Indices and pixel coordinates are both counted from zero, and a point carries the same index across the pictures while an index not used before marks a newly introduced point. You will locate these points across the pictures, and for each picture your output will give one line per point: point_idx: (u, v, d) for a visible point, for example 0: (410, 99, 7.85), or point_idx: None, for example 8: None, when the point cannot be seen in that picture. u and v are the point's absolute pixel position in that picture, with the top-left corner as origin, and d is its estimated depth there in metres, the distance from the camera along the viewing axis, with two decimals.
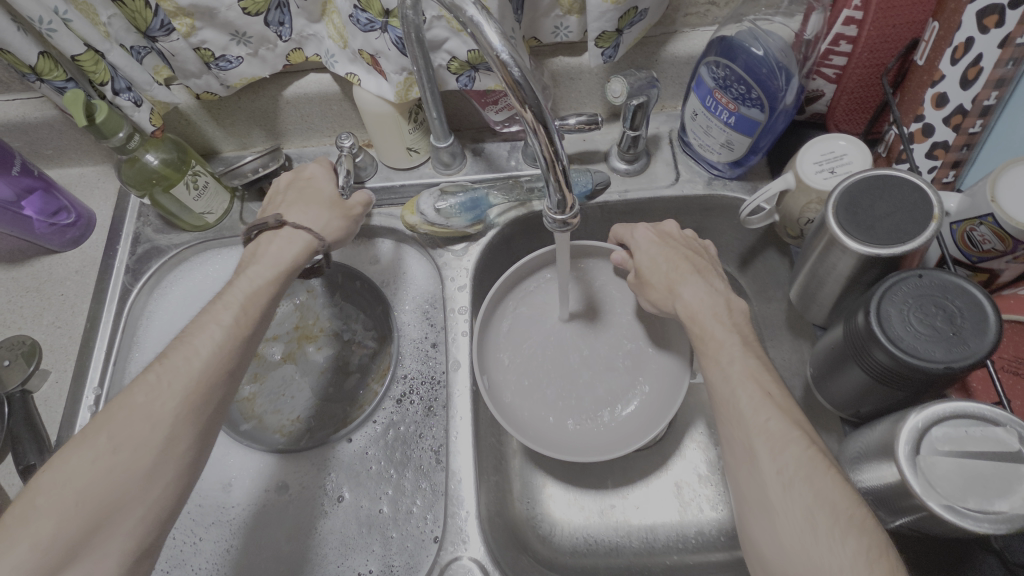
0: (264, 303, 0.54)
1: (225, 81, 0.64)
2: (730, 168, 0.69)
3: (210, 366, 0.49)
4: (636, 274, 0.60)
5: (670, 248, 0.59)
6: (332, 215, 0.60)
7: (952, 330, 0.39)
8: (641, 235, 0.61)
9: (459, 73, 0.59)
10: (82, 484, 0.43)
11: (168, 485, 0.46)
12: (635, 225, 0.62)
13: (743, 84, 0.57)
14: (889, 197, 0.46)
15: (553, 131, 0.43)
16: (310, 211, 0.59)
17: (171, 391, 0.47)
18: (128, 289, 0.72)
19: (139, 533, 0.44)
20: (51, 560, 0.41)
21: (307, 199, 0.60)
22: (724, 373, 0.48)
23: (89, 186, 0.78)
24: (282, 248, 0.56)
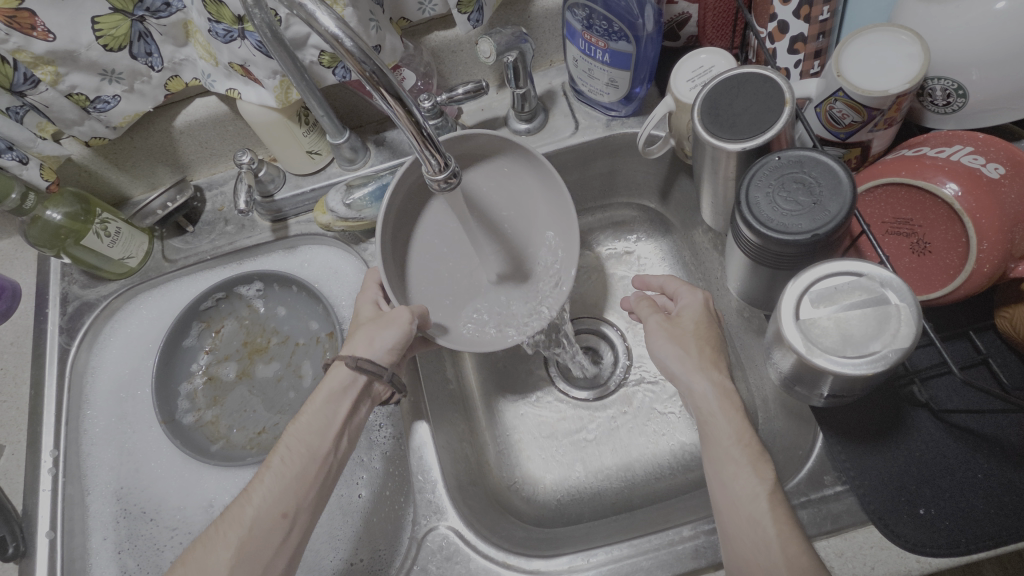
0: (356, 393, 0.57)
1: (109, 123, 0.64)
2: (623, 106, 0.71)
3: (341, 378, 0.56)
4: (670, 317, 0.58)
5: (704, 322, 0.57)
6: (376, 330, 0.58)
7: (813, 200, 0.42)
8: (682, 299, 0.59)
9: (333, 66, 0.60)
10: (277, 488, 0.51)
11: (329, 467, 0.54)
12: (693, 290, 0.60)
13: (604, 20, 0.59)
14: (746, 94, 0.48)
15: (410, 103, 0.44)
16: (358, 339, 0.58)
17: (316, 404, 0.55)
18: (65, 349, 0.72)
19: (318, 500, 0.53)
20: (280, 526, 0.50)
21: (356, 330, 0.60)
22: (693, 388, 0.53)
23: (8, 258, 0.78)
24: (346, 374, 0.57)
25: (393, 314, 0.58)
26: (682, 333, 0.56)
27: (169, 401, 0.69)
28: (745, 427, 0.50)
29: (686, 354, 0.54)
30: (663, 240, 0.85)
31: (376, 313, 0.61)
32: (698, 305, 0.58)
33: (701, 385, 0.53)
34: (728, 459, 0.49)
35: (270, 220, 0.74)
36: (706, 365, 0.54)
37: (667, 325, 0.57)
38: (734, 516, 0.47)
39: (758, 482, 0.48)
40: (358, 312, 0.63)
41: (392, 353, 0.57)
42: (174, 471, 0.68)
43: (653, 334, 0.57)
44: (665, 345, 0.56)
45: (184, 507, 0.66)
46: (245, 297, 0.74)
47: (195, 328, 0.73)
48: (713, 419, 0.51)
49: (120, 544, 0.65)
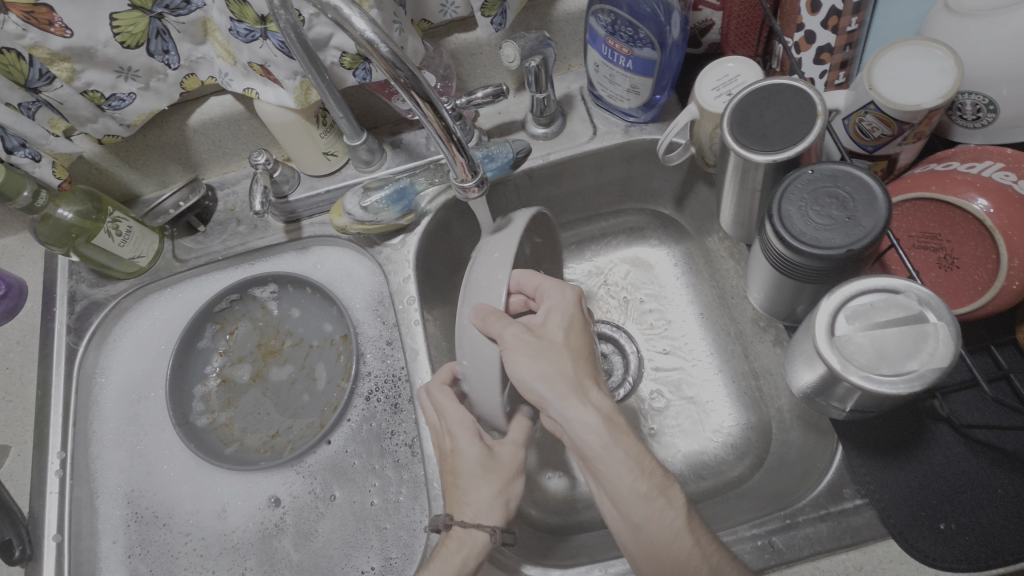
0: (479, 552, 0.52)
1: (123, 120, 0.63)
2: (643, 112, 0.70)
3: (470, 547, 0.52)
4: (534, 330, 0.49)
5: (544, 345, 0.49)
6: (501, 483, 0.54)
7: (847, 215, 0.42)
8: (557, 298, 0.52)
9: (354, 67, 0.59)
10: None
11: None
12: (546, 285, 0.53)
13: (629, 26, 0.59)
14: (776, 105, 0.48)
15: (439, 105, 0.44)
16: (482, 496, 0.53)
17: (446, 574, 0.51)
18: (73, 348, 0.71)
19: None
20: None
21: (477, 475, 0.54)
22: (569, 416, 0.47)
23: (14, 255, 0.77)
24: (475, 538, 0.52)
25: (507, 458, 0.55)
26: (548, 352, 0.49)
27: (183, 404, 0.69)
28: (639, 449, 0.48)
29: (555, 374, 0.48)
30: (676, 246, 0.84)
31: (487, 455, 0.54)
32: (570, 308, 0.51)
33: (583, 414, 0.47)
34: (636, 495, 0.47)
35: (284, 221, 0.73)
36: (580, 387, 0.48)
37: (538, 346, 0.49)
38: (650, 551, 0.47)
39: (671, 514, 0.47)
40: (460, 447, 0.55)
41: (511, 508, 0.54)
42: (185, 474, 0.67)
43: (515, 351, 0.48)
44: (529, 368, 0.48)
45: (197, 512, 0.65)
46: (259, 298, 0.74)
47: (209, 329, 0.73)
48: (606, 453, 0.47)
49: (130, 548, 0.65)
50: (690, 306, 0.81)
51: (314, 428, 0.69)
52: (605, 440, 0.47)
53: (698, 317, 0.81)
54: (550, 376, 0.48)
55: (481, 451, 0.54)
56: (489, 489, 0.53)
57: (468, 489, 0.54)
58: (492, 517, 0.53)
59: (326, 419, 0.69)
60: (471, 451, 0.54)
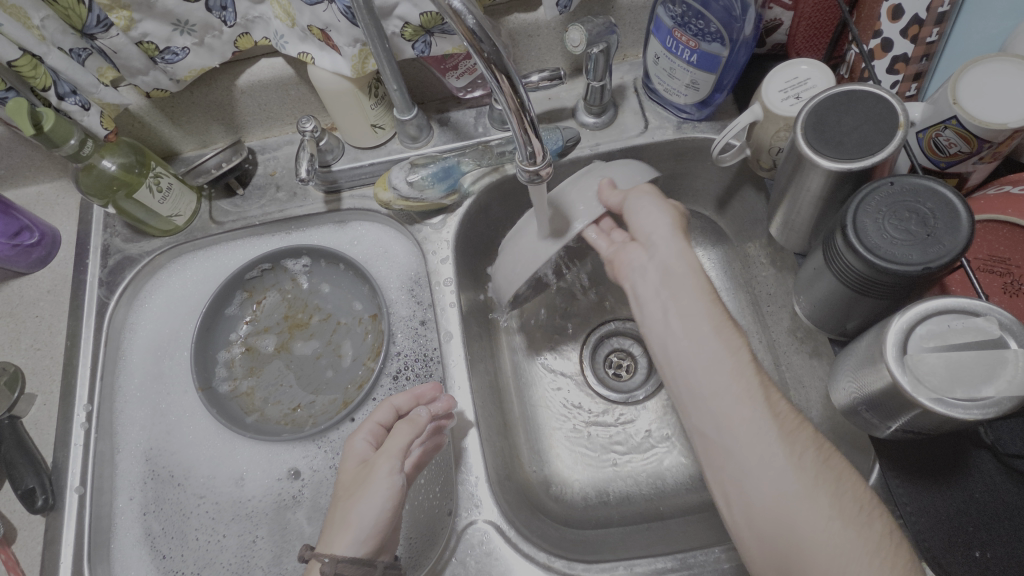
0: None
1: (174, 76, 0.62)
2: (698, 109, 0.69)
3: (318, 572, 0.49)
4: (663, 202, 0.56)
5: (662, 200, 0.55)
6: (366, 492, 0.51)
7: (927, 232, 0.40)
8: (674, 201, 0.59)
9: (414, 39, 0.58)
10: None
11: None
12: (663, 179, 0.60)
13: (701, 19, 0.58)
14: (856, 112, 0.47)
15: (518, 82, 0.42)
16: (345, 507, 0.51)
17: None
18: (104, 302, 0.70)
19: None
20: None
21: (353, 485, 0.53)
22: (662, 243, 0.52)
23: (50, 203, 0.76)
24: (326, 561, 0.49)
25: (377, 465, 0.53)
26: (665, 203, 0.55)
27: (208, 368, 0.69)
28: (713, 292, 0.49)
29: (666, 221, 0.53)
30: (712, 249, 0.83)
31: (359, 464, 0.55)
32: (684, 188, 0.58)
33: (674, 253, 0.51)
34: (704, 317, 0.48)
35: (323, 191, 0.72)
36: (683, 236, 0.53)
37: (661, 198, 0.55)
38: (705, 382, 0.46)
39: (736, 342, 0.47)
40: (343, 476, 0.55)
41: (375, 530, 0.50)
42: (207, 438, 0.67)
43: (645, 195, 0.55)
44: (642, 203, 0.54)
45: (214, 476, 0.65)
46: (290, 270, 0.73)
47: (238, 296, 0.72)
48: (670, 274, 0.51)
49: (146, 505, 0.64)
50: None
51: (337, 405, 0.69)
52: (676, 277, 0.50)
53: None
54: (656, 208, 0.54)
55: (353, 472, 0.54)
56: (348, 506, 0.51)
57: (335, 511, 0.52)
58: (347, 542, 0.50)
59: (351, 397, 0.68)
60: (347, 464, 0.55)
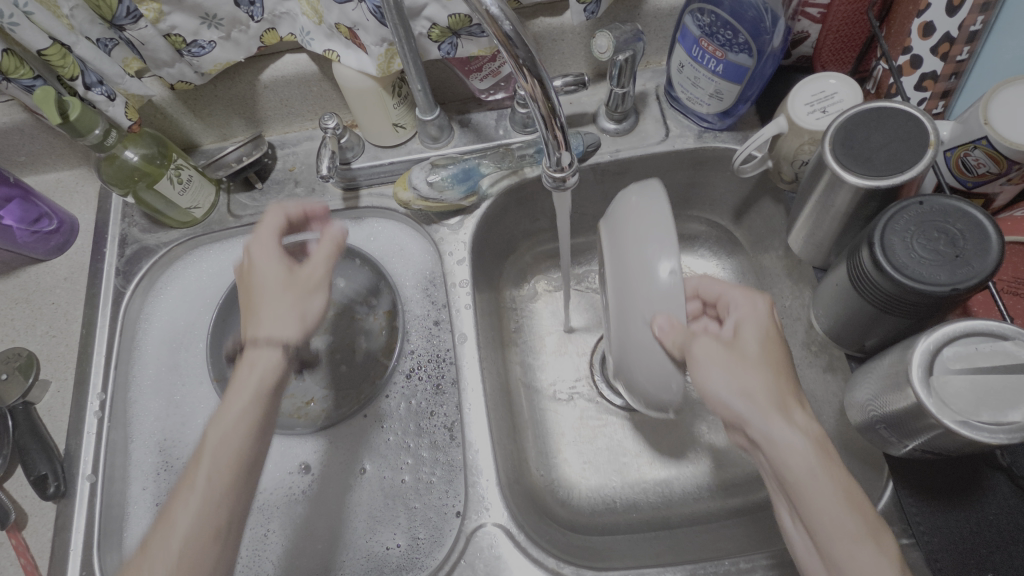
0: (274, 376, 0.50)
1: (199, 69, 0.62)
2: (720, 119, 0.69)
3: (243, 442, 0.48)
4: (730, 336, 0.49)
5: (739, 358, 0.46)
6: (290, 299, 0.52)
7: (956, 253, 0.40)
8: (760, 309, 0.50)
9: (441, 40, 0.58)
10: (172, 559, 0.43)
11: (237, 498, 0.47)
12: (737, 299, 0.51)
13: (729, 29, 0.57)
14: (885, 129, 0.47)
15: (549, 88, 0.42)
16: (279, 316, 0.52)
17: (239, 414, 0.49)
18: (120, 291, 0.70)
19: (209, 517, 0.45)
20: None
21: (275, 280, 0.53)
22: (771, 430, 0.43)
23: (69, 191, 0.77)
24: (268, 360, 0.50)
25: (307, 270, 0.54)
26: (746, 362, 0.46)
27: (223, 360, 0.69)
28: (850, 486, 0.41)
29: (754, 388, 0.45)
30: (727, 259, 0.83)
31: (285, 271, 0.53)
32: (760, 313, 0.50)
33: (788, 433, 0.43)
34: (845, 528, 0.40)
35: (342, 188, 0.72)
36: (783, 405, 0.44)
37: (729, 357, 0.46)
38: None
39: (886, 560, 0.39)
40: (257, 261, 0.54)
41: (309, 323, 0.53)
42: None
43: (711, 361, 0.46)
44: (725, 379, 0.45)
45: None
46: None
47: None
48: (782, 456, 0.42)
49: (157, 496, 0.65)
50: None
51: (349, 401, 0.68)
52: (795, 468, 0.42)
53: None
54: (736, 369, 0.45)
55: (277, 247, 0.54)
56: (269, 333, 0.51)
57: (255, 300, 0.53)
58: (284, 326, 0.51)
59: (363, 393, 0.68)
60: (268, 266, 0.53)
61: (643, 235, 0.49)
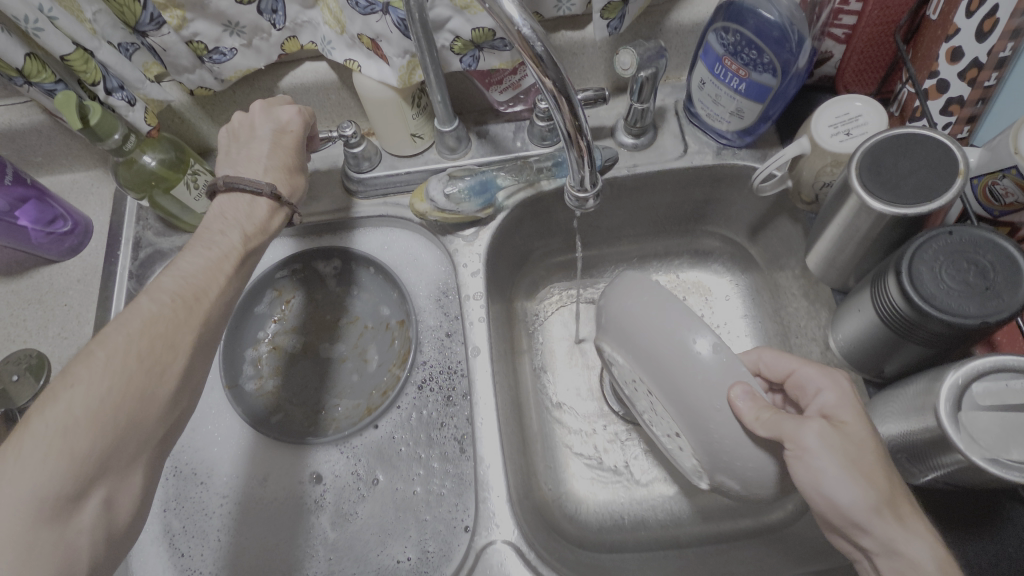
0: (253, 253, 0.57)
1: (219, 75, 0.62)
2: (739, 137, 0.68)
3: (216, 308, 0.52)
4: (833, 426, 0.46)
5: (856, 461, 0.43)
6: (281, 172, 0.60)
7: (986, 286, 0.41)
8: (836, 380, 0.48)
9: (463, 53, 0.57)
10: (100, 395, 0.43)
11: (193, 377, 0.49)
12: (828, 381, 0.49)
13: (754, 49, 0.57)
14: (913, 155, 0.46)
15: (576, 104, 0.42)
16: (264, 166, 0.60)
17: (198, 296, 0.51)
18: (133, 295, 0.70)
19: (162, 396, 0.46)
20: (114, 425, 0.43)
21: (267, 144, 0.60)
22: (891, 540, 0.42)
23: (84, 192, 0.77)
24: (256, 201, 0.59)
25: (295, 145, 0.62)
26: (862, 462, 0.43)
27: (234, 365, 0.69)
28: None
29: (874, 495, 0.42)
30: (741, 275, 0.83)
31: (281, 139, 0.61)
32: (856, 400, 0.47)
33: (913, 546, 0.41)
34: None
35: (354, 197, 0.72)
36: (900, 514, 0.42)
37: (845, 458, 0.44)
38: None
39: None
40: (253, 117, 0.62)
41: (294, 186, 0.61)
42: (232, 436, 0.67)
43: (827, 463, 0.43)
44: (847, 486, 0.43)
45: (238, 475, 0.66)
46: (321, 272, 0.74)
47: (268, 295, 0.73)
48: (907, 566, 0.41)
49: (166, 502, 0.64)
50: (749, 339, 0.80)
51: (361, 410, 0.68)
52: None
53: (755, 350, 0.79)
54: (858, 476, 0.43)
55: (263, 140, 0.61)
56: (240, 228, 0.57)
57: (246, 151, 0.60)
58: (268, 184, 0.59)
59: (374, 403, 0.68)
60: (261, 129, 0.61)
61: (668, 330, 0.48)
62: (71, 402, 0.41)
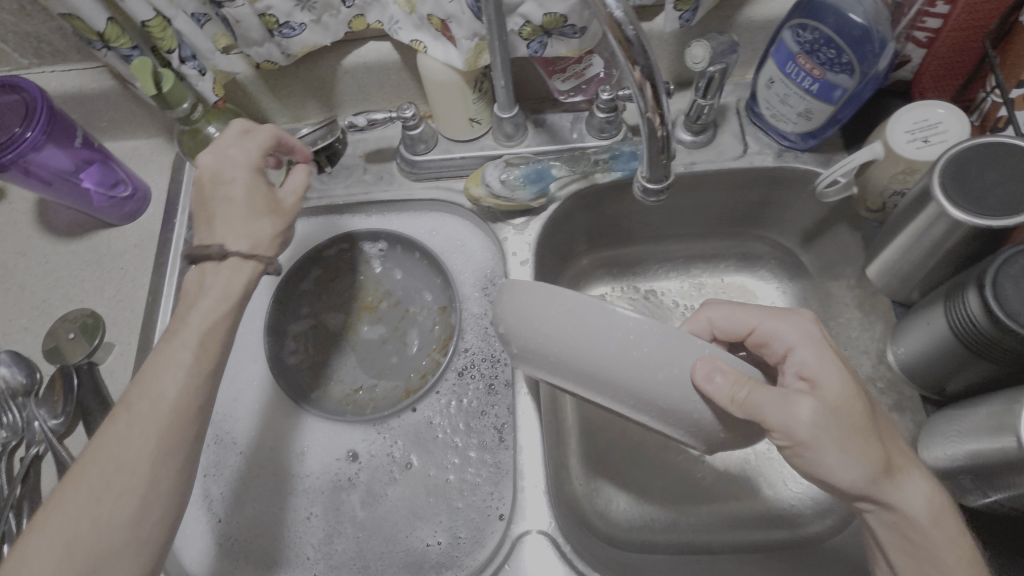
0: (223, 338, 0.51)
1: (286, 50, 0.63)
2: (803, 139, 0.67)
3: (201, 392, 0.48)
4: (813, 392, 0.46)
5: (846, 430, 0.44)
6: (267, 223, 0.55)
7: None
8: (797, 336, 0.49)
9: (531, 39, 0.57)
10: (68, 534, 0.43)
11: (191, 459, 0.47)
12: (799, 340, 0.49)
13: (833, 48, 0.56)
14: (1002, 167, 0.45)
15: (660, 90, 0.41)
16: (244, 227, 0.54)
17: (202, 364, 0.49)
18: (186, 264, 0.72)
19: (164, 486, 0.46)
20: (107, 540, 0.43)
21: (249, 197, 0.54)
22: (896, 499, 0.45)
23: (144, 159, 0.78)
24: (237, 283, 0.53)
25: (285, 204, 0.56)
26: (852, 427, 0.44)
27: (278, 340, 0.70)
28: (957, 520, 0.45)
29: (869, 459, 0.44)
30: (789, 283, 0.81)
31: (271, 197, 0.56)
32: (832, 353, 0.48)
33: (910, 494, 0.45)
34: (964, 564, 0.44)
35: (407, 178, 0.73)
36: (893, 469, 0.45)
37: (838, 428, 0.44)
38: None
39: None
40: (224, 149, 0.56)
41: (279, 244, 0.56)
42: (272, 408, 0.68)
43: (819, 440, 0.44)
44: (842, 459, 0.44)
45: (276, 447, 0.66)
46: (367, 252, 0.74)
47: (314, 272, 0.73)
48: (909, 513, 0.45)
49: (206, 468, 0.66)
50: None
51: (399, 392, 0.69)
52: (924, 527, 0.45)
53: None
54: (851, 448, 0.44)
55: (243, 164, 0.56)
56: (204, 309, 0.51)
57: (214, 208, 0.54)
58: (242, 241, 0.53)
59: (413, 385, 0.68)
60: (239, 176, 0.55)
61: (598, 330, 0.43)
62: (83, 496, 0.43)
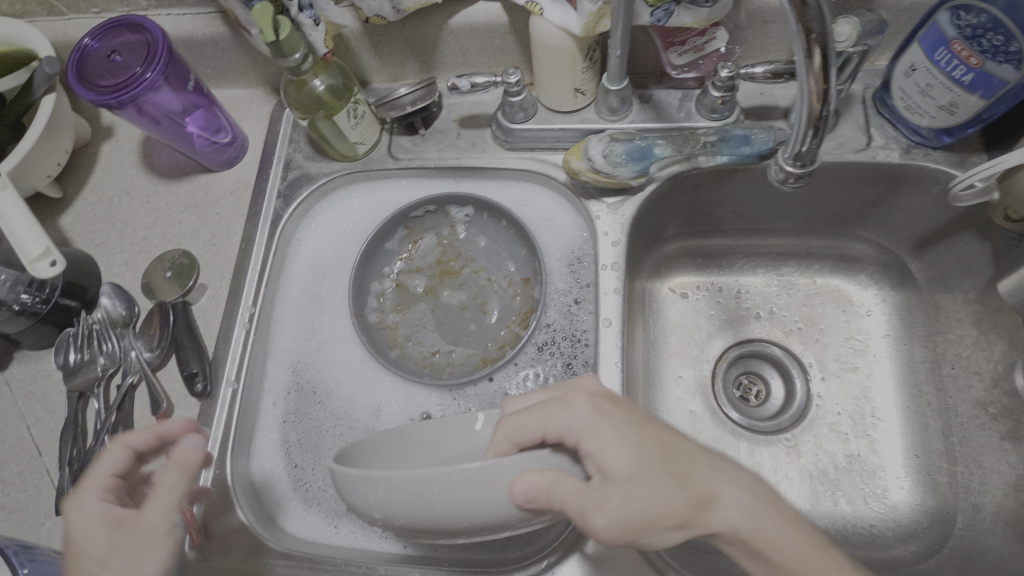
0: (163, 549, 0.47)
1: (397, 5, 0.61)
2: (937, 136, 0.61)
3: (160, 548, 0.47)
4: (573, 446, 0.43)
5: (627, 484, 0.41)
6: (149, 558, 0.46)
7: None
8: (581, 423, 0.44)
9: (657, 6, 0.54)
10: None
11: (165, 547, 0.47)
12: (568, 404, 0.45)
13: (1001, 33, 0.50)
14: None
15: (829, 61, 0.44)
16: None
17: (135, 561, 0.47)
18: (279, 214, 0.73)
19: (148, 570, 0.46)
20: None
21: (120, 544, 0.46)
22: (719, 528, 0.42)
23: (243, 108, 0.80)
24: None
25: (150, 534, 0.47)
26: (634, 477, 0.42)
27: (361, 297, 0.70)
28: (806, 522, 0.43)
29: (665, 498, 0.41)
30: (891, 291, 0.75)
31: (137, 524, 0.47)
32: (593, 415, 0.44)
33: (723, 509, 0.42)
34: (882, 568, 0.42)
35: (499, 146, 0.71)
36: (682, 483, 0.42)
37: (620, 487, 0.41)
38: None
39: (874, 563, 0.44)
40: (76, 537, 0.47)
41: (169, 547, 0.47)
42: (351, 363, 0.69)
43: (606, 504, 0.41)
44: (646, 512, 0.41)
45: (352, 401, 0.67)
46: (452, 216, 0.73)
47: (398, 233, 0.73)
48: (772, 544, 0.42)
49: (286, 414, 0.67)
50: (889, 360, 0.73)
51: (475, 360, 0.68)
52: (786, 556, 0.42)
53: (895, 373, 0.72)
54: (625, 493, 0.41)
55: (105, 539, 0.47)
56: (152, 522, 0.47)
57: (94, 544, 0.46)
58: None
59: (490, 355, 0.68)
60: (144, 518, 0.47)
61: (427, 497, 0.40)
62: None
